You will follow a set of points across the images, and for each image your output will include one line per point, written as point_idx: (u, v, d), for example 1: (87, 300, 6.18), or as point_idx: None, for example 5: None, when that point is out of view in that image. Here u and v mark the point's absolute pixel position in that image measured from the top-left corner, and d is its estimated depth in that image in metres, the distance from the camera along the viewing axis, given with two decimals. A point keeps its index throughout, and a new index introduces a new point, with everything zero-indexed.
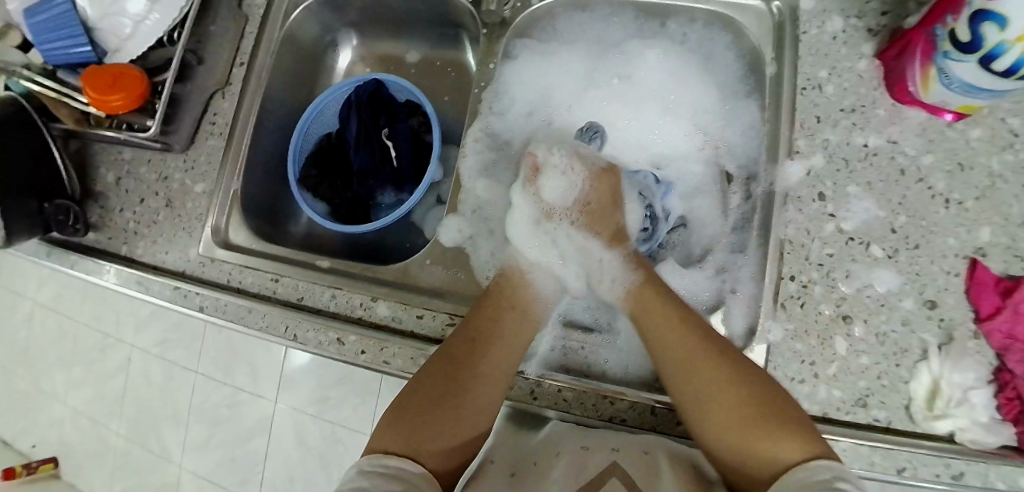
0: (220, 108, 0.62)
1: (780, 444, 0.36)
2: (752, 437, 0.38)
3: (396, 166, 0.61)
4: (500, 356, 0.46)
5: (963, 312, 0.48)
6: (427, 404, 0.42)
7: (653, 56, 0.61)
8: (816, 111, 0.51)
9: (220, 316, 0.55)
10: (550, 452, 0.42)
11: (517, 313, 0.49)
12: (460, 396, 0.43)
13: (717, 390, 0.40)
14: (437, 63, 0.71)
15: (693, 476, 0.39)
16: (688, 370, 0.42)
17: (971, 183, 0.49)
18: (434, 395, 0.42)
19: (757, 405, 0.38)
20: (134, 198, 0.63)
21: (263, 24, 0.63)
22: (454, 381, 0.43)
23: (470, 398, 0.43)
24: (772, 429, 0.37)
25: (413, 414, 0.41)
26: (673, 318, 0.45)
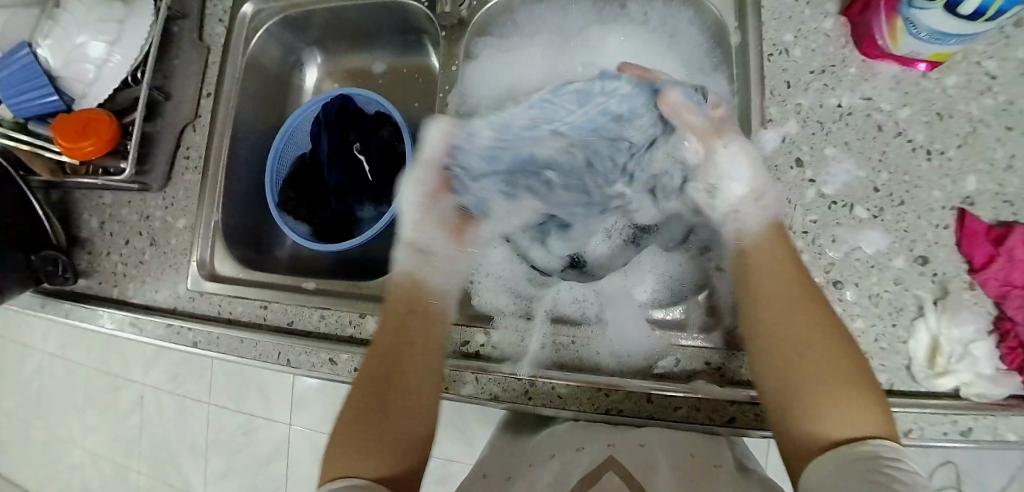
0: (193, 141, 0.62)
1: (848, 417, 0.32)
2: (818, 406, 0.34)
3: (370, 180, 0.61)
4: (420, 348, 0.42)
5: (957, 264, 0.47)
6: (369, 420, 0.37)
7: (614, 42, 0.59)
8: (785, 76, 0.50)
9: (214, 349, 0.55)
10: (547, 455, 0.42)
11: (420, 307, 0.45)
12: (401, 404, 0.39)
13: (802, 355, 0.35)
14: (403, 71, 0.71)
15: (691, 467, 0.38)
16: (776, 332, 0.37)
17: (951, 132, 0.48)
18: (372, 413, 0.38)
19: (843, 371, 0.34)
20: (120, 240, 0.63)
21: (225, 52, 0.62)
22: (388, 392, 0.39)
23: (406, 401, 0.39)
24: (851, 400, 0.33)
25: (358, 438, 0.36)
26: (769, 281, 0.39)
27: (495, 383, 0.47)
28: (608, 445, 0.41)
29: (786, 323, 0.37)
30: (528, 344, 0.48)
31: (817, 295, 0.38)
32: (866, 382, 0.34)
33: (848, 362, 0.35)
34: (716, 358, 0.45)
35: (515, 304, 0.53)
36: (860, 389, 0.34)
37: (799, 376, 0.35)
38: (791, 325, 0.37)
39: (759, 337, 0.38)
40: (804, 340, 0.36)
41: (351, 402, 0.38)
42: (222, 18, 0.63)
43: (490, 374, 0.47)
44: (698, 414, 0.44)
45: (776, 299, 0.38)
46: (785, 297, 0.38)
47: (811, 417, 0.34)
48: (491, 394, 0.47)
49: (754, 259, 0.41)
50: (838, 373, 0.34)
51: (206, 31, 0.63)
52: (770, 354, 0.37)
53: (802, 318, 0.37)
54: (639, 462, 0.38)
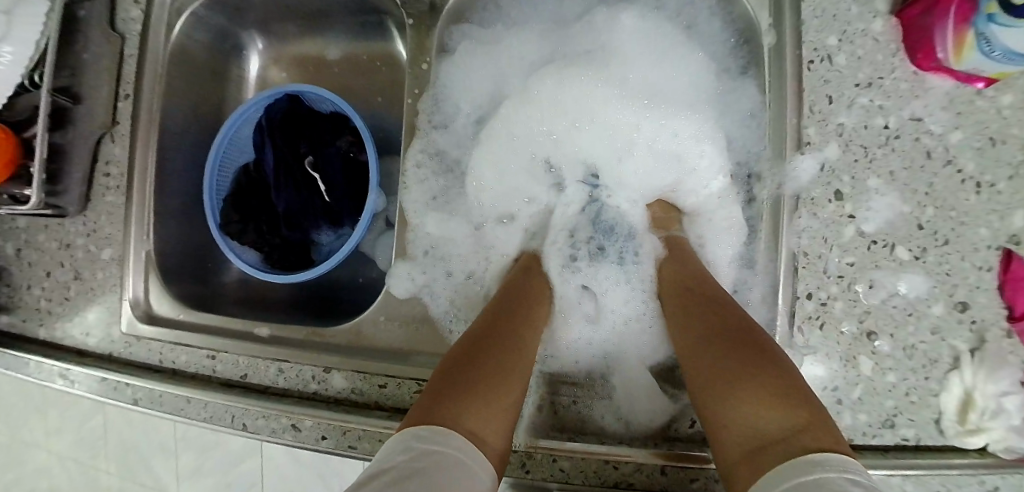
0: (114, 155, 0.51)
1: (763, 414, 0.31)
2: (738, 406, 0.32)
3: (328, 201, 0.52)
4: (522, 340, 0.40)
5: (998, 311, 0.42)
6: (458, 377, 0.35)
7: (629, 21, 0.50)
8: (826, 89, 0.42)
9: (157, 409, 0.47)
10: None
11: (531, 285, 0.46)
12: (495, 377, 0.36)
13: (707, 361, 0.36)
14: (364, 58, 0.60)
15: None
16: (693, 344, 0.38)
17: (1003, 161, 0.42)
18: (468, 373, 0.35)
19: (755, 369, 0.33)
20: (39, 271, 0.53)
21: (145, 41, 0.51)
22: (490, 362, 0.37)
23: (498, 380, 0.36)
24: (760, 396, 0.32)
25: (444, 388, 0.34)
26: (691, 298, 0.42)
27: None
28: None
29: (702, 344, 0.38)
30: (523, 406, 0.43)
31: (712, 306, 0.40)
32: (787, 382, 0.32)
33: (767, 362, 0.33)
34: None
35: None
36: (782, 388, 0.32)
37: (717, 388, 0.34)
38: (710, 340, 0.37)
39: (686, 352, 0.39)
40: (719, 350, 0.36)
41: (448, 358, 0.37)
42: None
43: None
44: (716, 486, 0.39)
45: (696, 317, 0.40)
46: (702, 314, 0.40)
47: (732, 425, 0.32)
48: None
49: (678, 280, 0.45)
50: (752, 371, 0.33)
51: (120, 15, 0.51)
52: (695, 369, 0.37)
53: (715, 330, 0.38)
54: None
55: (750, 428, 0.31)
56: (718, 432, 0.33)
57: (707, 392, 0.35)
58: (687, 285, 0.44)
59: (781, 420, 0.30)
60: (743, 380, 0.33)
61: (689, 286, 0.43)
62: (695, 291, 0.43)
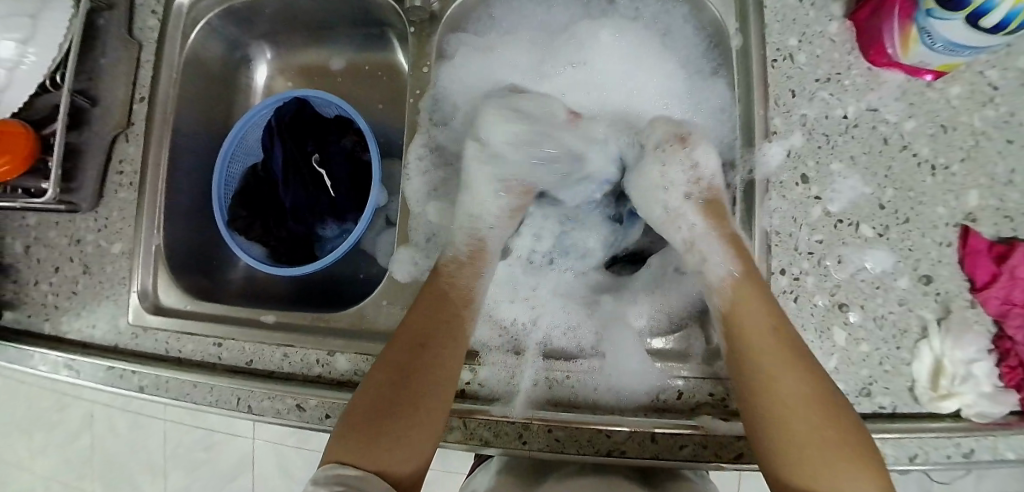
0: (127, 153, 0.54)
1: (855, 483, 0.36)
2: (835, 472, 0.36)
3: (332, 197, 0.54)
4: (442, 368, 0.42)
5: (960, 282, 0.45)
6: (366, 428, 0.39)
7: (607, 37, 0.54)
8: (789, 84, 0.46)
9: (162, 395, 0.48)
10: None
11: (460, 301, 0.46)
12: (398, 418, 0.40)
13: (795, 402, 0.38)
14: (366, 68, 0.63)
15: None
16: (778, 385, 0.39)
17: (955, 145, 0.46)
18: (371, 422, 0.39)
19: (842, 441, 0.37)
20: (48, 267, 0.55)
21: (160, 49, 0.54)
22: (398, 408, 0.40)
23: (406, 424, 0.39)
24: (845, 467, 0.36)
25: (357, 438, 0.39)
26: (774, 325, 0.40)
27: (485, 427, 0.43)
28: None
29: (782, 390, 0.39)
30: (520, 381, 0.44)
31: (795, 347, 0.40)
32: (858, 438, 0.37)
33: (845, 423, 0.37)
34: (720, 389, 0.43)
35: (504, 336, 0.48)
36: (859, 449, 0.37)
37: (796, 444, 0.38)
38: (794, 393, 0.39)
39: (762, 396, 0.39)
40: (808, 401, 0.38)
41: (353, 404, 0.41)
42: (154, 10, 0.54)
43: (479, 417, 0.43)
44: (704, 452, 0.41)
45: (768, 359, 0.40)
46: (772, 352, 0.40)
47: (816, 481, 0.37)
48: (481, 438, 0.43)
49: (741, 306, 0.42)
50: (841, 439, 0.37)
51: (137, 25, 0.54)
52: (768, 417, 0.39)
53: (796, 384, 0.39)
54: None
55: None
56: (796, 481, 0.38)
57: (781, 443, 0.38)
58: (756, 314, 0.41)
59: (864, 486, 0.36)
60: (839, 446, 0.37)
61: (761, 318, 0.41)
62: (768, 325, 0.40)
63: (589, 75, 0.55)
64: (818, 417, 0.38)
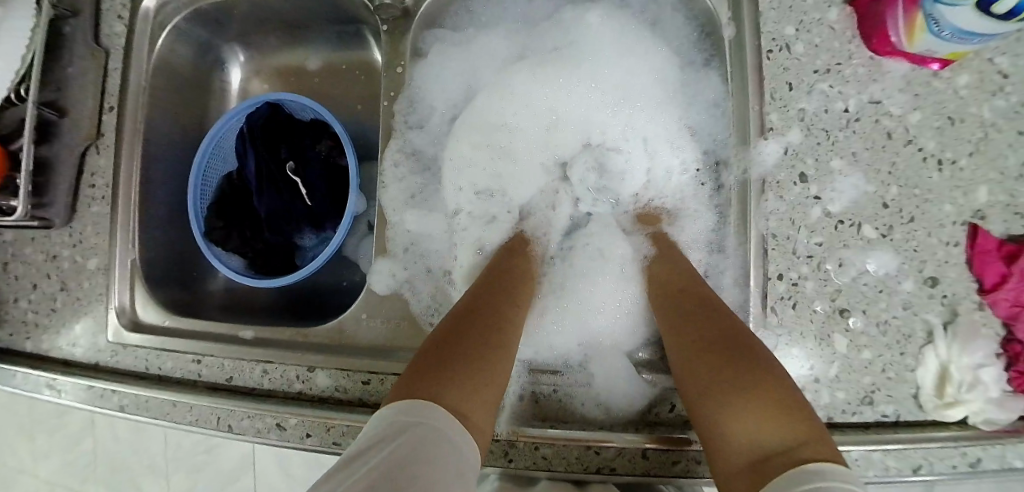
0: (99, 166, 0.52)
1: (764, 430, 0.32)
2: (736, 419, 0.33)
3: (309, 205, 0.52)
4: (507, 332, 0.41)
5: (968, 284, 0.43)
6: (441, 370, 0.36)
7: (597, 19, 0.52)
8: (786, 77, 0.44)
9: (143, 414, 0.47)
10: None
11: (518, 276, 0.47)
12: (474, 368, 0.37)
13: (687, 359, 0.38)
14: (342, 67, 0.61)
15: None
16: (689, 344, 0.39)
17: (963, 138, 0.43)
18: (450, 366, 0.36)
19: (748, 379, 0.34)
20: (26, 284, 0.54)
21: (128, 56, 0.52)
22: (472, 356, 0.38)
23: (472, 372, 0.37)
24: (768, 413, 0.33)
25: (428, 380, 0.35)
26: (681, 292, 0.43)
27: None
28: None
29: (691, 341, 0.39)
30: (505, 396, 0.43)
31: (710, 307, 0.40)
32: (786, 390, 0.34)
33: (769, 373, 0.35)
34: None
35: None
36: (783, 401, 0.33)
37: (712, 392, 0.35)
38: (699, 341, 0.38)
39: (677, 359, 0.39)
40: (704, 352, 0.37)
41: (419, 356, 0.38)
42: (120, 15, 0.52)
43: None
44: (698, 467, 0.39)
45: (676, 317, 0.42)
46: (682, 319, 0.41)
47: (727, 433, 0.34)
48: None
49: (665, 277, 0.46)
50: (751, 386, 0.34)
51: (104, 31, 0.52)
52: (684, 371, 0.38)
53: (700, 331, 0.39)
54: None
55: (748, 446, 0.32)
56: (710, 435, 0.35)
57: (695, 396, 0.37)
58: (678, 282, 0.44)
59: (780, 437, 0.31)
60: (743, 387, 0.34)
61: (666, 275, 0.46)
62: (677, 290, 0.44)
63: (584, 72, 0.53)
64: (716, 367, 0.36)
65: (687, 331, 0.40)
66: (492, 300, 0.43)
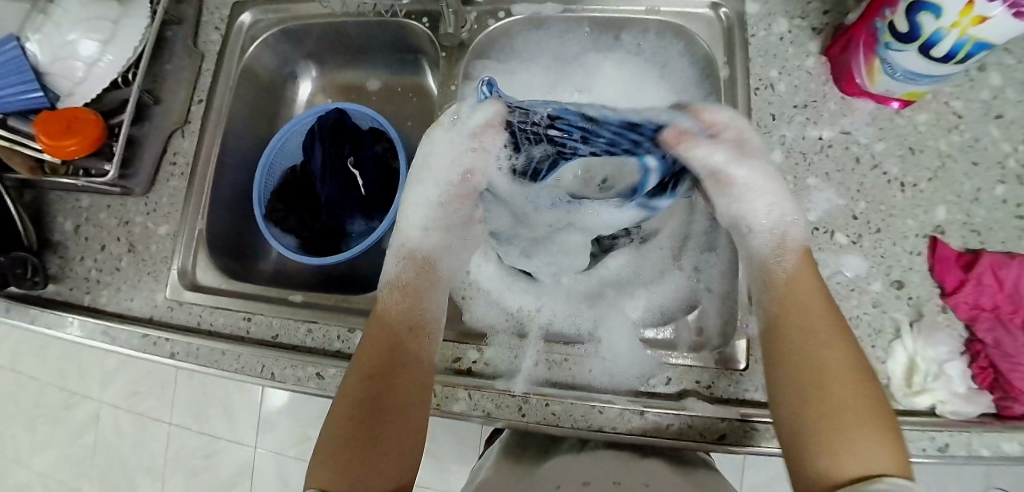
0: (181, 147, 0.60)
1: (878, 458, 0.33)
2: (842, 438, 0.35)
3: (364, 194, 0.59)
4: (414, 386, 0.43)
5: (930, 288, 0.49)
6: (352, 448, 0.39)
7: (609, 69, 0.61)
8: (770, 109, 0.52)
9: (193, 361, 0.52)
10: (552, 484, 0.42)
11: (410, 324, 0.47)
12: (369, 457, 0.39)
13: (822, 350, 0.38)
14: (399, 88, 0.70)
15: None
16: (819, 341, 0.39)
17: (923, 166, 0.51)
18: (346, 459, 0.38)
19: (877, 418, 0.36)
20: (95, 245, 0.60)
21: (220, 60, 0.62)
22: (370, 444, 0.40)
23: (381, 449, 0.40)
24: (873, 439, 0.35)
25: (337, 471, 0.38)
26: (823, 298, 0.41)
27: (487, 399, 0.46)
28: (614, 482, 0.41)
29: (817, 360, 0.38)
30: (522, 363, 0.48)
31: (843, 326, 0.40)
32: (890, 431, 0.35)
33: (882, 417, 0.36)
34: (707, 376, 0.45)
35: (506, 319, 0.51)
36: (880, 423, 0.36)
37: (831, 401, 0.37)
38: (827, 361, 0.38)
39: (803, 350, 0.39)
40: (842, 378, 0.37)
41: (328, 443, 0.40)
42: (218, 26, 0.63)
43: (482, 390, 0.46)
44: (689, 431, 0.44)
45: (812, 326, 0.40)
46: (819, 319, 0.40)
47: (836, 450, 0.35)
48: (485, 411, 0.46)
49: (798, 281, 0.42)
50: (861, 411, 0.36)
51: (202, 38, 0.63)
52: (801, 379, 0.38)
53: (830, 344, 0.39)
54: None
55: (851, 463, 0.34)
56: (809, 448, 0.36)
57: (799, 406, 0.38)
58: (813, 292, 0.41)
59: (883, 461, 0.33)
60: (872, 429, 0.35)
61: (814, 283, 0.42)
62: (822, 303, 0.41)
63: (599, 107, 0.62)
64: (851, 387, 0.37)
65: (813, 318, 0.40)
66: (392, 367, 0.43)
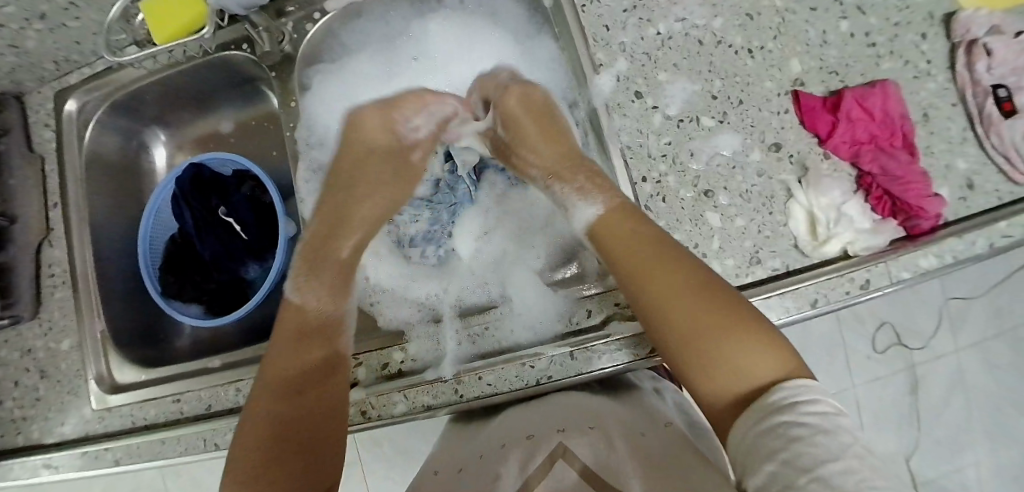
0: (55, 256, 0.58)
1: (763, 367, 0.34)
2: (720, 349, 0.35)
3: (246, 239, 0.58)
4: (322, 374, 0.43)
5: (808, 140, 0.49)
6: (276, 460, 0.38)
7: (439, 30, 0.60)
8: (602, 21, 0.51)
9: (139, 460, 0.51)
10: (497, 446, 0.41)
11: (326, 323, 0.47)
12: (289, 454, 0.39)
13: (672, 292, 0.38)
14: (254, 122, 0.67)
15: (642, 443, 0.38)
16: (669, 283, 0.39)
17: (763, 27, 0.51)
18: (265, 463, 0.38)
19: (728, 315, 0.36)
20: (5, 384, 0.57)
21: (60, 157, 0.59)
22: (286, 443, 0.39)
23: (304, 444, 0.40)
24: (751, 348, 0.35)
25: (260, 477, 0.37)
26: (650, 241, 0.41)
27: (421, 392, 0.45)
28: (558, 429, 0.39)
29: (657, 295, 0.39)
30: (445, 346, 0.47)
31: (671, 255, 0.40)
32: (770, 333, 0.36)
33: (749, 322, 0.36)
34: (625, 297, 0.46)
35: (422, 311, 0.52)
36: (748, 327, 0.35)
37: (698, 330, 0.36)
38: (678, 293, 0.38)
39: (655, 304, 0.39)
40: (702, 304, 0.37)
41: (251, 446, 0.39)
42: (47, 123, 0.60)
43: (416, 385, 0.46)
44: (622, 355, 0.44)
45: (660, 277, 0.39)
46: (653, 265, 0.40)
47: (727, 373, 0.35)
48: (424, 405, 0.45)
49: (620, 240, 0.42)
50: (731, 321, 0.36)
51: (35, 140, 0.60)
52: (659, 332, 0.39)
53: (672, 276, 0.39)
54: (595, 446, 0.37)
55: (745, 381, 0.34)
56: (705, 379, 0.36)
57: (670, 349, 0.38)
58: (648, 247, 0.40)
59: (770, 369, 0.34)
60: (742, 335, 0.35)
61: (642, 236, 0.41)
62: (653, 250, 0.40)
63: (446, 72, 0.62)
64: (712, 305, 0.37)
65: (648, 261, 0.40)
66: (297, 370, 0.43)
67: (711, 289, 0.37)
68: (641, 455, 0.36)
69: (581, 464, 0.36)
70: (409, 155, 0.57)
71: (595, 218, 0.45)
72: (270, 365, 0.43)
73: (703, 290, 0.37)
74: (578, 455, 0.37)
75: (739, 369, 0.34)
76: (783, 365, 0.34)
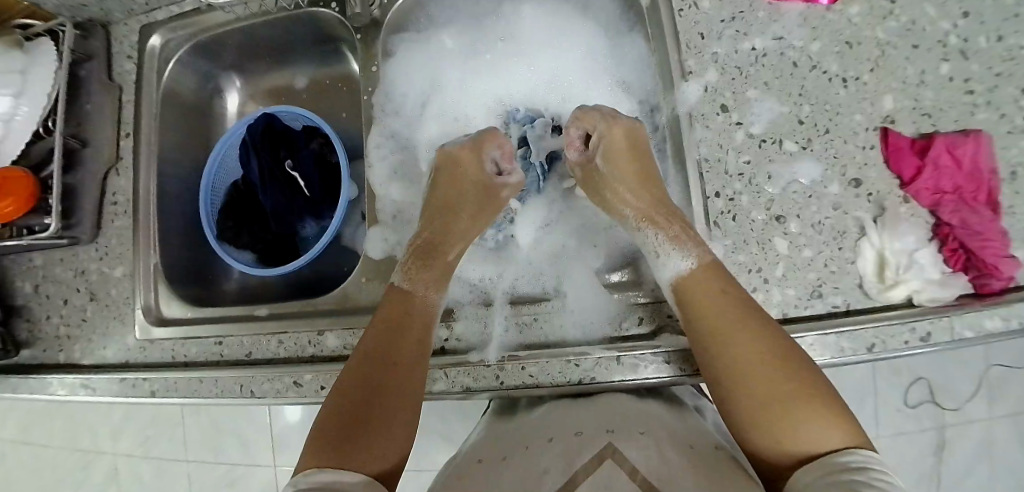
0: (119, 185, 0.59)
1: (832, 435, 0.35)
2: (787, 415, 0.36)
3: (308, 195, 0.59)
4: (401, 368, 0.42)
5: (890, 181, 0.48)
6: (344, 441, 0.37)
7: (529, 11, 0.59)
8: (697, 28, 0.50)
9: (175, 395, 0.52)
10: (544, 439, 0.41)
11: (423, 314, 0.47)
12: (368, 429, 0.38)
13: (742, 352, 0.39)
14: (327, 82, 0.68)
15: (694, 456, 0.37)
16: (737, 340, 0.39)
17: (861, 57, 0.50)
18: (344, 433, 0.38)
19: (797, 380, 0.37)
20: (56, 301, 0.59)
21: (138, 89, 0.60)
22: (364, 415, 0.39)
23: (386, 421, 0.40)
24: (819, 414, 0.36)
25: (336, 445, 0.37)
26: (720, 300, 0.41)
27: (463, 373, 0.45)
28: (607, 430, 0.39)
29: (743, 358, 0.39)
30: (491, 329, 0.47)
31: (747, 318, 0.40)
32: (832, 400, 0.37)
33: (816, 389, 0.37)
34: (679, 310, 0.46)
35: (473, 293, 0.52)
36: (811, 390, 0.37)
37: (767, 390, 0.37)
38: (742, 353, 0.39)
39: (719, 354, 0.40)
40: (771, 365, 0.38)
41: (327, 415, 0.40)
42: (130, 54, 0.61)
43: (458, 365, 0.46)
44: (670, 368, 0.43)
45: (727, 327, 0.40)
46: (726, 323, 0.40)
47: (791, 438, 0.36)
48: (463, 386, 0.45)
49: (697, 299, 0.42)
50: (801, 386, 0.37)
51: (116, 69, 0.61)
52: (730, 387, 0.39)
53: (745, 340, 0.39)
54: (643, 450, 0.37)
55: (802, 445, 0.35)
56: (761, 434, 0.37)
57: (750, 412, 0.38)
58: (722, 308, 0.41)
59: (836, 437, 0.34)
60: (809, 399, 0.36)
61: (713, 294, 0.42)
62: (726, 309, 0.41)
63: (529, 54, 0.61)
64: (781, 371, 0.38)
65: (720, 321, 0.40)
66: (391, 343, 0.43)
67: (778, 353, 0.38)
68: (694, 468, 0.35)
69: (631, 466, 0.35)
70: (499, 190, 0.55)
71: (683, 275, 0.44)
72: (362, 341, 0.44)
73: (775, 355, 0.38)
74: (626, 456, 0.36)
75: (802, 434, 0.35)
76: (847, 434, 0.35)
